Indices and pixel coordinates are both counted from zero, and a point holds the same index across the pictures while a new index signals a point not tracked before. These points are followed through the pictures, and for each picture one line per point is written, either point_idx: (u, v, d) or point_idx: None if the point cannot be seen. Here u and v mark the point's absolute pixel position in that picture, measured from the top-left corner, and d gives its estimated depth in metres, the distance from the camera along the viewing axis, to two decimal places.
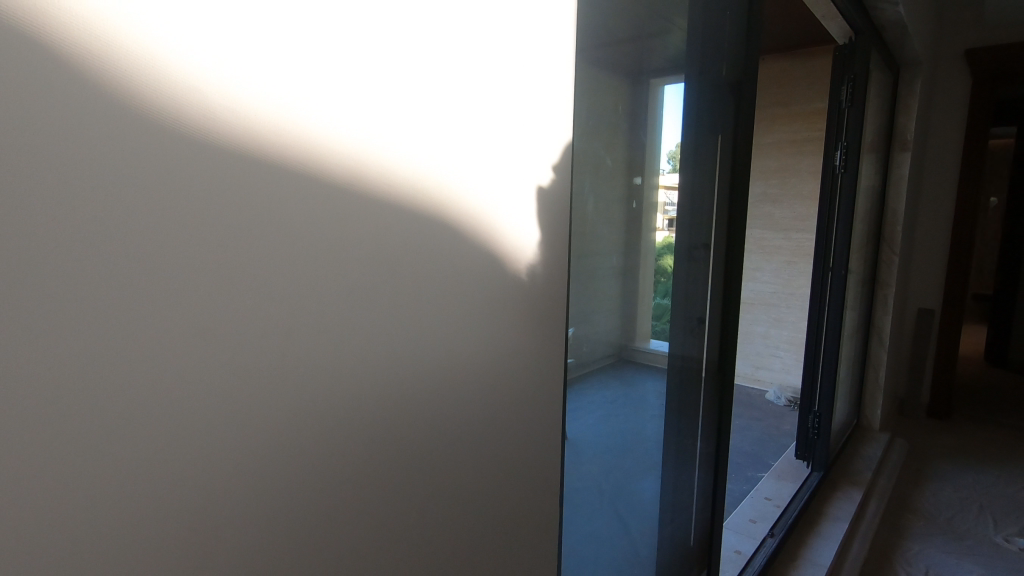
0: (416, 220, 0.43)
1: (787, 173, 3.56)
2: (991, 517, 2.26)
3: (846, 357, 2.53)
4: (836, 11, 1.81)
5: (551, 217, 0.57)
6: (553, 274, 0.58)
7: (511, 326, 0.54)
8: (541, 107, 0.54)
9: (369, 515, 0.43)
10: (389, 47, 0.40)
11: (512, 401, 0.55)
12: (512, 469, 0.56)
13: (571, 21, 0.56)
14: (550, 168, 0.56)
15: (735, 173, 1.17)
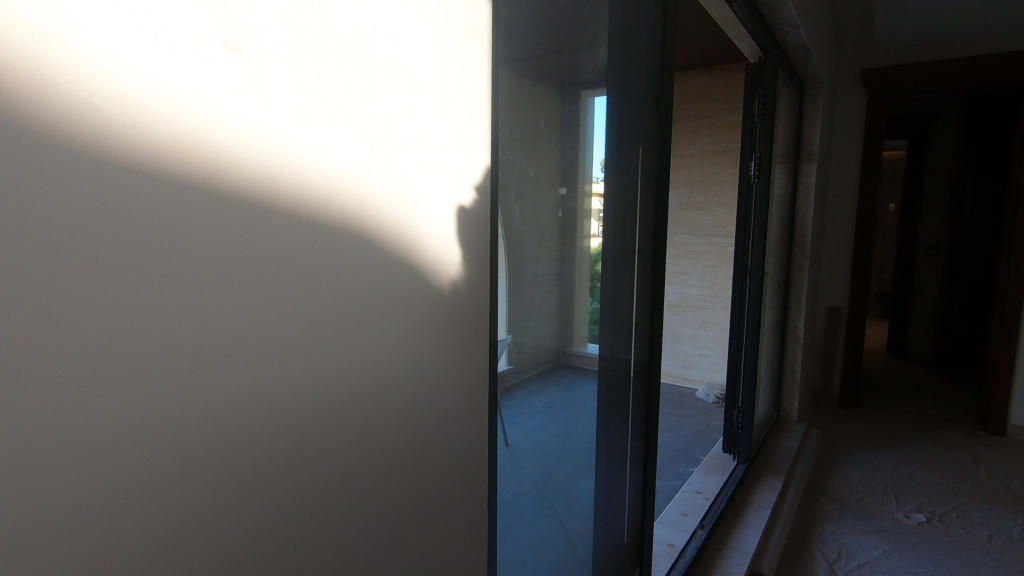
0: (334, 242, 0.43)
1: (710, 182, 3.76)
2: (893, 496, 2.47)
3: (765, 354, 2.68)
4: (747, 31, 1.92)
5: (474, 234, 0.58)
6: (479, 287, 0.59)
7: (435, 337, 0.54)
8: (459, 128, 0.54)
9: (303, 531, 0.43)
10: (302, 70, 0.39)
11: (439, 410, 0.55)
12: (438, 476, 0.56)
13: (486, 44, 0.58)
14: (469, 188, 0.57)
15: (659, 181, 1.23)
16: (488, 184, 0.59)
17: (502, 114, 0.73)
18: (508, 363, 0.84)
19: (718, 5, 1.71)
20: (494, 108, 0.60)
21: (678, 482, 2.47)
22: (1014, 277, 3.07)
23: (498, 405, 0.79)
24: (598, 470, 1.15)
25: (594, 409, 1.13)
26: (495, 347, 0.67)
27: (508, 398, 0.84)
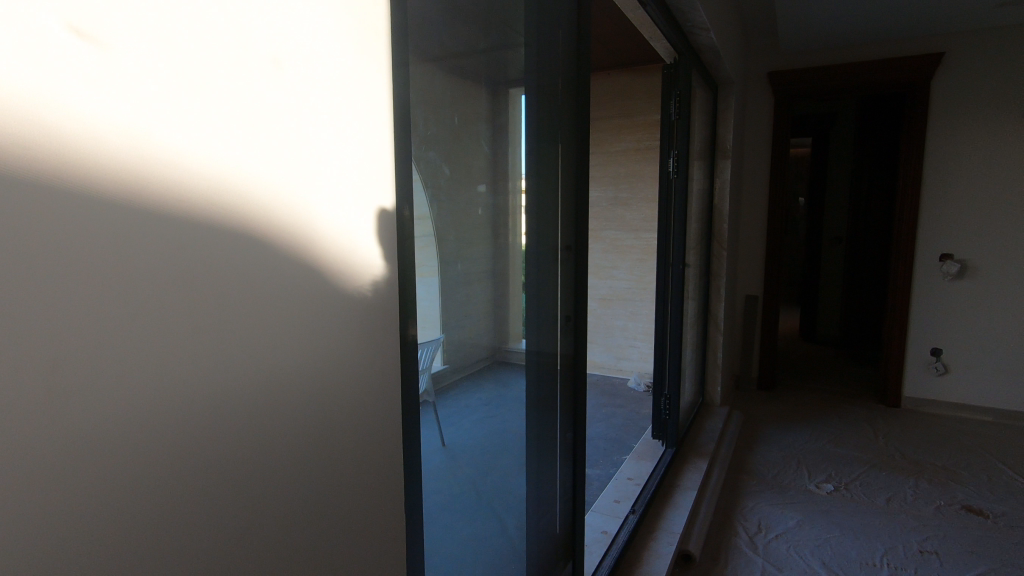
0: (242, 246, 0.42)
1: (634, 178, 3.89)
2: (806, 468, 2.66)
3: (689, 342, 2.82)
4: (662, 33, 2.00)
5: (393, 236, 0.59)
6: (396, 285, 0.60)
7: (341, 340, 0.53)
8: (364, 126, 0.54)
9: (226, 534, 0.43)
10: (185, 64, 0.38)
11: (350, 414, 0.54)
12: (351, 484, 0.55)
13: (390, 42, 0.58)
14: (385, 189, 0.58)
15: (580, 177, 1.26)
16: (403, 183, 0.61)
17: (423, 112, 0.72)
18: (442, 363, 0.84)
19: (633, 7, 1.77)
20: (399, 107, 0.60)
21: (611, 471, 2.55)
22: (904, 263, 3.38)
23: (429, 405, 0.78)
24: (531, 465, 1.16)
25: (529, 405, 1.14)
26: (411, 347, 0.66)
27: (444, 399, 0.85)
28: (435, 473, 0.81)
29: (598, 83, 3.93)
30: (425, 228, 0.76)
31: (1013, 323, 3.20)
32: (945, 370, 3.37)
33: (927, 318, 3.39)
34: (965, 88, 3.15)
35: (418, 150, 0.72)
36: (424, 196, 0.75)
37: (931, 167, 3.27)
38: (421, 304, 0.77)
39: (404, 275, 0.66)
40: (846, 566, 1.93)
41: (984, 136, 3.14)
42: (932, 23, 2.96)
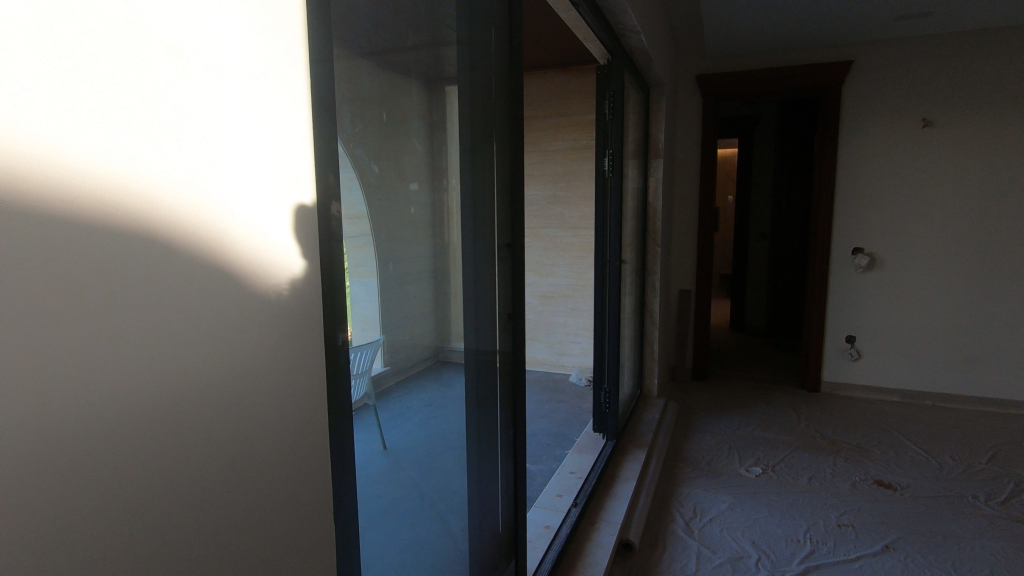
0: (139, 246, 0.40)
1: (572, 177, 3.96)
2: (737, 453, 2.81)
3: (627, 336, 2.90)
4: (595, 35, 2.04)
5: (313, 234, 0.57)
6: (317, 284, 0.58)
7: (262, 339, 0.51)
8: (276, 119, 0.52)
9: (138, 539, 0.41)
10: (60, 51, 0.35)
11: (270, 421, 0.52)
12: (273, 494, 0.53)
13: (304, 33, 0.56)
14: (305, 185, 0.56)
15: (515, 175, 1.26)
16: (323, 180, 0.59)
17: (352, 107, 0.71)
18: (382, 365, 0.83)
19: (566, 8, 1.79)
20: (317, 101, 0.58)
21: (554, 466, 2.59)
22: (821, 256, 3.61)
23: (369, 408, 0.77)
24: (472, 465, 1.16)
25: (471, 404, 1.14)
26: (338, 348, 0.65)
27: (387, 401, 0.84)
28: (378, 477, 0.80)
29: (535, 82, 3.96)
30: (362, 226, 0.75)
31: (916, 310, 3.49)
32: (858, 355, 3.63)
33: (842, 307, 3.65)
34: (872, 94, 3.41)
35: (348, 146, 0.70)
36: (360, 194, 0.74)
37: (844, 167, 3.52)
38: (359, 305, 0.76)
39: (329, 276, 0.64)
40: (774, 544, 2.04)
41: (888, 139, 3.41)
42: (843, 33, 3.17)
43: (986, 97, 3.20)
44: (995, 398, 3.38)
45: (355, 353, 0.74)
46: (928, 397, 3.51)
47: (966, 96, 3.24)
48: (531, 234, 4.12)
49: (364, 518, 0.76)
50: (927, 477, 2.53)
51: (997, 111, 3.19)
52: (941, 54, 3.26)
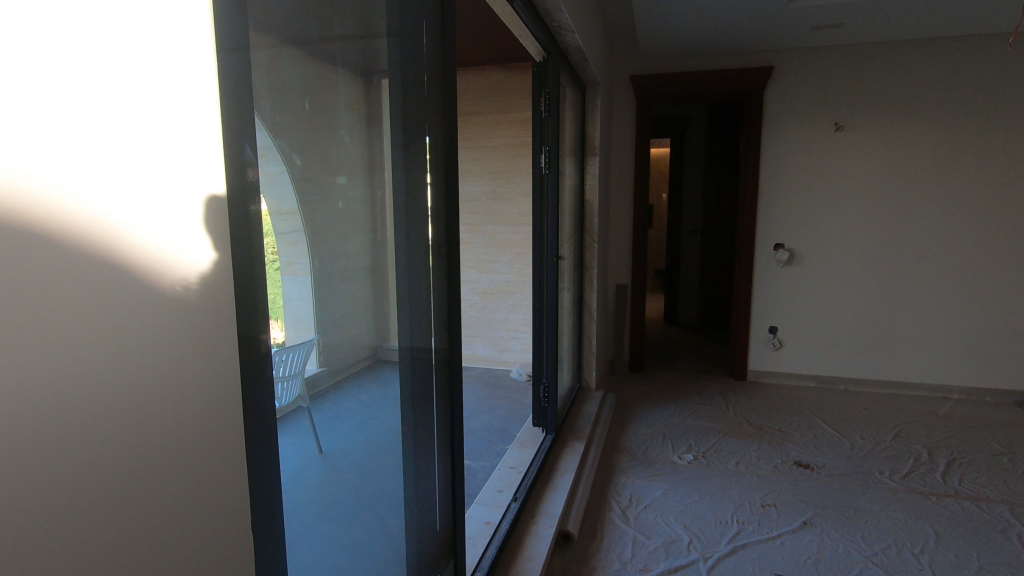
0: (26, 236, 0.37)
1: (511, 174, 3.98)
2: (670, 442, 2.91)
3: (565, 331, 2.95)
4: (530, 32, 2.06)
5: (224, 229, 0.55)
6: (232, 281, 0.55)
7: (177, 335, 0.49)
8: (181, 107, 0.50)
9: (42, 539, 0.39)
10: None
11: (178, 426, 0.49)
12: (184, 507, 0.50)
13: (209, 17, 0.53)
14: (214, 176, 0.53)
15: (450, 172, 1.25)
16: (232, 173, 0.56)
17: (273, 98, 0.68)
18: (317, 366, 0.81)
19: (501, 4, 1.79)
20: (227, 91, 0.56)
21: (495, 462, 2.60)
22: (746, 252, 3.81)
23: (301, 409, 0.75)
24: (410, 465, 1.14)
25: (406, 403, 1.12)
26: (260, 348, 0.63)
27: (322, 403, 0.82)
28: (313, 481, 0.78)
29: (474, 78, 3.94)
30: (294, 222, 0.73)
31: (831, 302, 3.75)
32: (780, 344, 3.86)
33: (765, 300, 3.86)
34: (790, 99, 3.63)
35: (273, 139, 0.68)
36: (289, 189, 0.72)
37: (766, 168, 3.73)
38: (291, 304, 0.74)
39: (244, 273, 0.60)
40: (704, 526, 2.14)
41: (805, 141, 3.64)
42: (765, 40, 3.34)
43: (890, 104, 3.47)
44: (898, 380, 3.69)
45: (286, 353, 0.72)
46: (842, 381, 3.78)
47: (873, 103, 3.50)
48: (471, 230, 4.11)
49: (295, 525, 0.74)
50: (840, 456, 2.72)
51: (899, 118, 3.47)
52: (852, 63, 3.50)
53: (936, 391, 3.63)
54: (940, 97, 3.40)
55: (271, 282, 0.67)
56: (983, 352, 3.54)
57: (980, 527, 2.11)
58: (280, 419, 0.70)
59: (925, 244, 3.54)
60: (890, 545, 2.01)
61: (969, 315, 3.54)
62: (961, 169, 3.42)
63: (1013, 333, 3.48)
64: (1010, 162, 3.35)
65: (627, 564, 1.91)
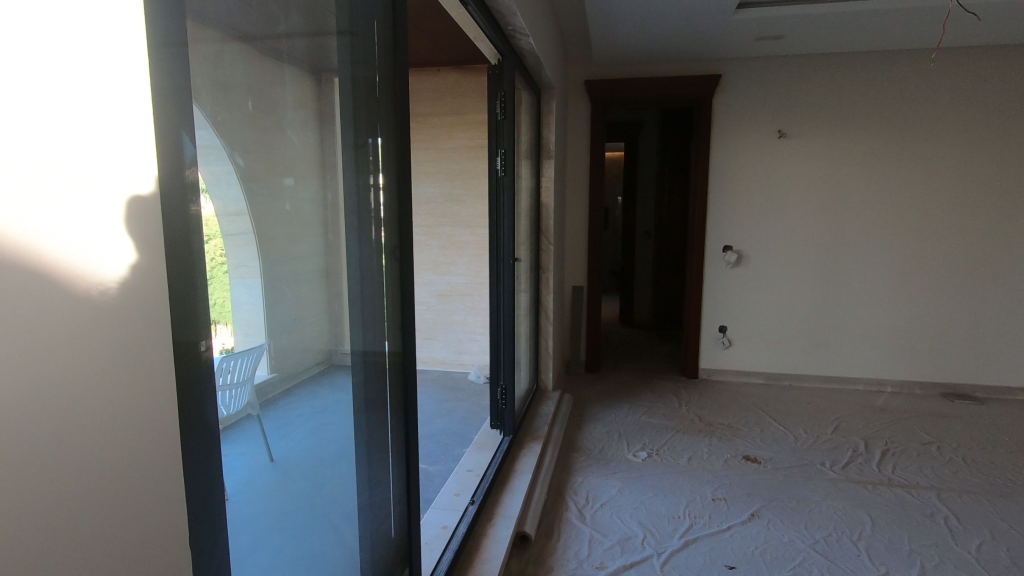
0: None
1: (468, 175, 3.97)
2: (626, 440, 2.97)
3: (522, 332, 2.97)
4: (485, 34, 2.06)
5: (153, 231, 0.51)
6: (160, 286, 0.52)
7: (97, 343, 0.46)
8: (105, 104, 0.47)
9: None
10: None
11: (103, 435, 0.47)
12: (113, 520, 0.47)
13: (139, 14, 0.50)
14: (140, 178, 0.50)
15: (404, 174, 1.23)
16: (161, 174, 0.53)
17: (213, 96, 0.66)
18: (266, 373, 0.79)
19: (455, 6, 1.79)
20: (159, 91, 0.53)
21: (452, 465, 2.58)
22: (697, 254, 3.93)
23: (247, 419, 0.73)
24: (363, 474, 1.11)
25: (360, 409, 1.09)
26: (196, 355, 0.60)
27: (272, 411, 0.81)
28: (262, 491, 0.77)
29: (429, 79, 3.91)
30: (242, 224, 0.72)
31: (777, 301, 3.90)
32: (729, 343, 4.00)
33: (715, 300, 3.99)
34: (737, 106, 3.76)
35: (214, 139, 0.65)
36: (238, 189, 0.72)
37: (715, 173, 3.86)
38: (237, 309, 0.72)
39: (180, 276, 0.58)
40: (658, 522, 2.18)
41: (751, 147, 3.78)
42: (713, 49, 3.45)
43: (829, 113, 3.65)
44: (838, 375, 3.88)
45: (235, 359, 0.70)
46: (786, 377, 3.95)
47: (813, 112, 3.67)
48: (427, 232, 4.07)
49: (241, 538, 0.72)
50: (785, 449, 2.84)
51: (836, 126, 3.66)
52: (794, 73, 3.66)
53: (871, 384, 3.83)
54: (874, 108, 3.60)
55: (214, 286, 0.65)
56: (914, 347, 3.76)
57: (911, 512, 2.24)
58: (225, 430, 0.68)
59: (861, 245, 3.74)
60: (831, 533, 2.11)
61: (902, 312, 3.75)
62: (894, 175, 3.63)
63: (939, 329, 3.72)
64: (937, 169, 3.58)
65: (583, 563, 1.93)
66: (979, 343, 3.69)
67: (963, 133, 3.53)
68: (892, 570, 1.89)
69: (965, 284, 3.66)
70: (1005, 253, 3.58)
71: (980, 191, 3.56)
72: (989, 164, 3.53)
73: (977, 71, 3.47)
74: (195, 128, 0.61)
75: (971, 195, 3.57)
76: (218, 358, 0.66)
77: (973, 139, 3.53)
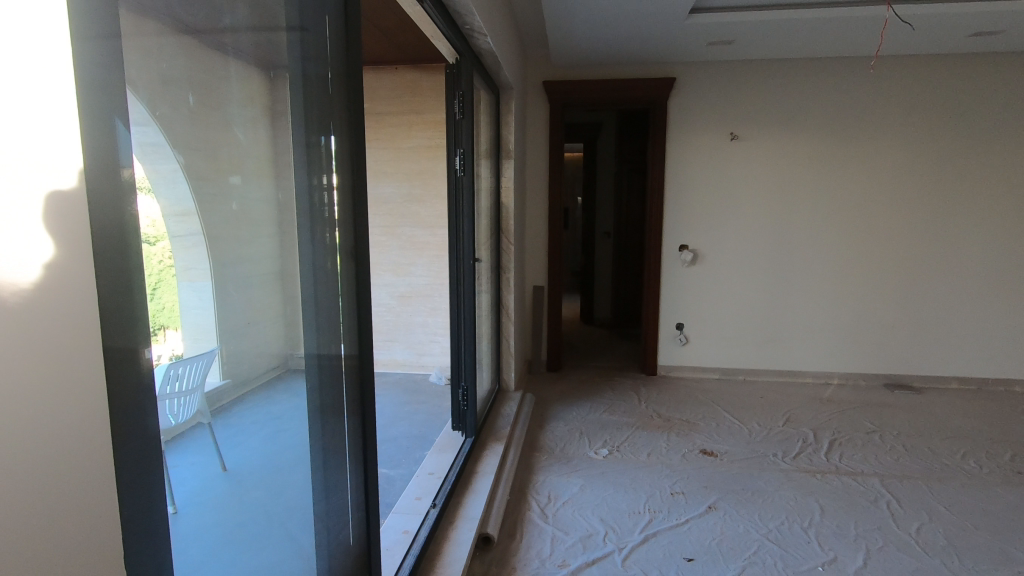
0: None
1: (427, 175, 3.93)
2: (587, 438, 3.00)
3: (483, 333, 2.97)
4: (442, 33, 2.05)
5: (76, 228, 0.48)
6: (82, 287, 0.49)
7: (12, 345, 0.43)
8: (21, 91, 0.44)
9: None
10: None
11: (23, 439, 0.44)
12: (32, 538, 0.44)
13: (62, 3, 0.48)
14: (59, 171, 0.47)
15: (360, 172, 1.19)
16: (86, 168, 0.50)
17: (151, 89, 0.62)
18: (219, 379, 0.76)
19: (411, 2, 1.76)
20: (86, 83, 0.51)
21: (414, 469, 2.55)
22: (654, 253, 4.02)
23: (197, 428, 0.71)
24: (320, 481, 1.08)
25: (316, 415, 1.06)
26: (134, 360, 0.58)
27: (224, 419, 0.78)
28: (214, 503, 0.74)
29: (386, 77, 3.86)
30: (189, 224, 0.70)
31: (731, 298, 4.02)
32: (686, 339, 4.09)
33: (672, 298, 4.09)
34: (691, 108, 3.86)
35: (154, 137, 0.63)
36: (183, 188, 0.69)
37: (671, 173, 3.95)
38: (184, 313, 0.69)
39: (115, 278, 0.55)
40: (619, 518, 2.22)
41: (705, 149, 3.88)
42: (667, 52, 3.53)
43: (777, 116, 3.79)
44: (788, 369, 4.03)
45: (183, 366, 0.68)
46: (740, 372, 4.08)
47: (762, 115, 3.80)
48: (386, 232, 4.02)
49: (191, 553, 0.69)
50: (739, 442, 2.93)
51: (785, 129, 3.79)
52: (744, 77, 3.78)
53: (820, 377, 4.00)
54: (819, 112, 3.75)
55: (157, 288, 0.62)
56: (858, 341, 3.95)
57: (856, 499, 2.35)
58: (170, 440, 0.65)
59: (809, 243, 3.89)
60: (783, 521, 2.18)
61: (847, 308, 3.93)
62: (837, 177, 3.80)
63: (881, 323, 3.92)
64: (876, 171, 3.77)
65: (545, 562, 1.94)
66: (916, 336, 3.90)
67: (900, 138, 3.73)
68: (839, 555, 1.97)
69: (903, 280, 3.86)
70: (938, 250, 3.80)
71: (916, 193, 3.77)
72: (924, 167, 3.74)
73: (912, 78, 3.67)
74: (131, 124, 0.58)
75: (908, 196, 3.77)
76: (161, 366, 0.63)
77: (910, 143, 3.73)
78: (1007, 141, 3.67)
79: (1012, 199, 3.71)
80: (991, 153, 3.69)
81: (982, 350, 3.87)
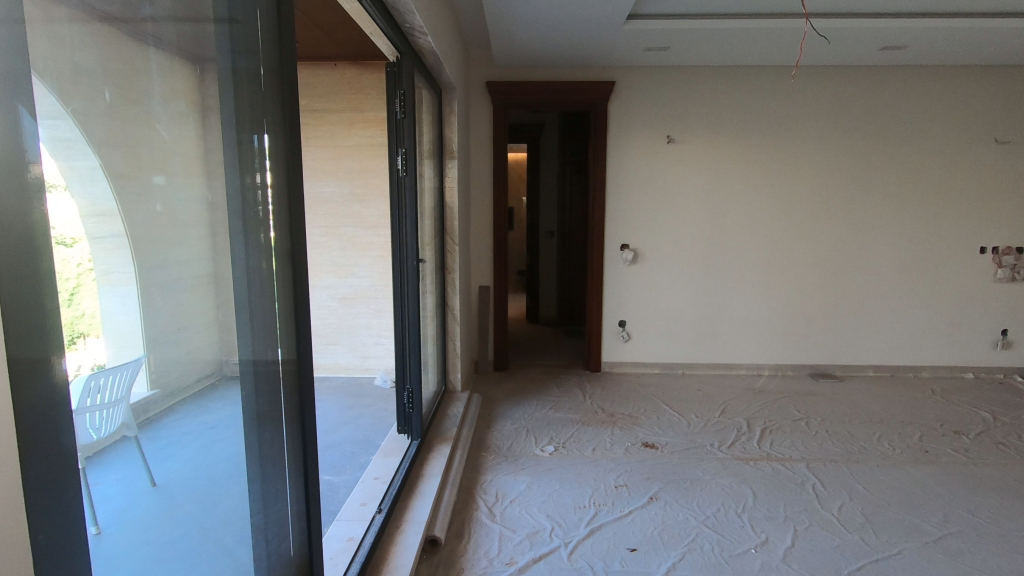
0: None
1: (369, 174, 3.86)
2: (534, 436, 3.02)
3: (428, 334, 2.94)
4: (382, 31, 2.01)
5: None
6: None
7: None
8: None
9: None
10: None
11: None
12: None
13: None
14: None
15: (295, 170, 1.15)
16: None
17: (63, 82, 0.58)
18: (146, 389, 0.72)
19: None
20: None
21: (358, 474, 2.50)
22: (597, 252, 4.10)
23: (123, 441, 0.66)
24: (256, 492, 1.03)
25: (252, 423, 1.01)
26: (44, 371, 0.54)
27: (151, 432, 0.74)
28: (142, 521, 0.70)
29: (324, 73, 3.75)
30: (111, 225, 0.65)
31: (670, 295, 4.17)
32: (628, 336, 4.20)
33: (614, 296, 4.19)
34: (629, 111, 3.97)
35: (67, 131, 0.58)
36: (103, 187, 0.64)
37: (612, 174, 4.04)
38: (107, 318, 0.65)
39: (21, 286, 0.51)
40: (565, 513, 2.25)
41: (643, 151, 4.00)
42: (606, 56, 3.62)
43: (711, 121, 3.95)
44: (724, 361, 4.22)
45: (106, 377, 0.64)
46: (679, 366, 4.23)
47: (697, 119, 3.95)
48: (327, 233, 3.91)
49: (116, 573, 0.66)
50: (679, 434, 3.04)
51: (717, 133, 3.96)
52: (680, 83, 3.93)
53: (752, 369, 4.21)
54: (750, 117, 3.94)
55: (73, 293, 0.58)
56: (787, 334, 4.18)
57: (785, 483, 2.49)
58: (88, 455, 0.61)
59: (741, 242, 4.08)
60: (719, 508, 2.28)
61: (777, 303, 4.15)
62: (767, 178, 4.01)
63: (807, 316, 4.16)
64: (801, 174, 4.00)
65: (493, 561, 1.95)
66: (838, 328, 4.17)
67: (822, 143, 3.98)
68: (769, 537, 2.09)
69: (826, 276, 4.12)
70: (855, 248, 4.08)
71: (835, 195, 4.03)
72: (843, 170, 4.00)
73: (831, 87, 3.92)
74: (36, 118, 0.55)
75: (828, 197, 4.03)
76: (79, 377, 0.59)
77: (831, 148, 3.98)
78: (915, 147, 3.98)
79: (919, 200, 4.03)
80: (901, 158, 3.99)
81: (896, 340, 4.18)
